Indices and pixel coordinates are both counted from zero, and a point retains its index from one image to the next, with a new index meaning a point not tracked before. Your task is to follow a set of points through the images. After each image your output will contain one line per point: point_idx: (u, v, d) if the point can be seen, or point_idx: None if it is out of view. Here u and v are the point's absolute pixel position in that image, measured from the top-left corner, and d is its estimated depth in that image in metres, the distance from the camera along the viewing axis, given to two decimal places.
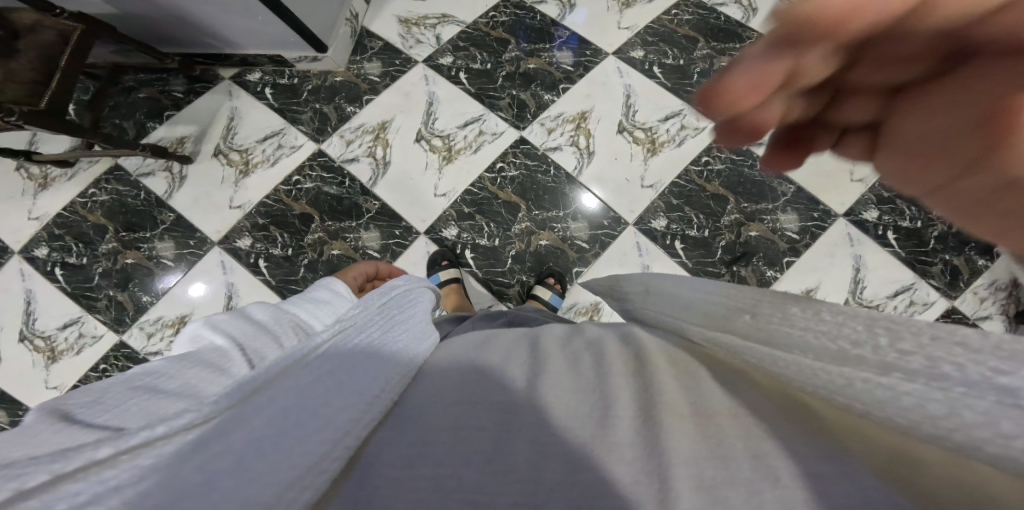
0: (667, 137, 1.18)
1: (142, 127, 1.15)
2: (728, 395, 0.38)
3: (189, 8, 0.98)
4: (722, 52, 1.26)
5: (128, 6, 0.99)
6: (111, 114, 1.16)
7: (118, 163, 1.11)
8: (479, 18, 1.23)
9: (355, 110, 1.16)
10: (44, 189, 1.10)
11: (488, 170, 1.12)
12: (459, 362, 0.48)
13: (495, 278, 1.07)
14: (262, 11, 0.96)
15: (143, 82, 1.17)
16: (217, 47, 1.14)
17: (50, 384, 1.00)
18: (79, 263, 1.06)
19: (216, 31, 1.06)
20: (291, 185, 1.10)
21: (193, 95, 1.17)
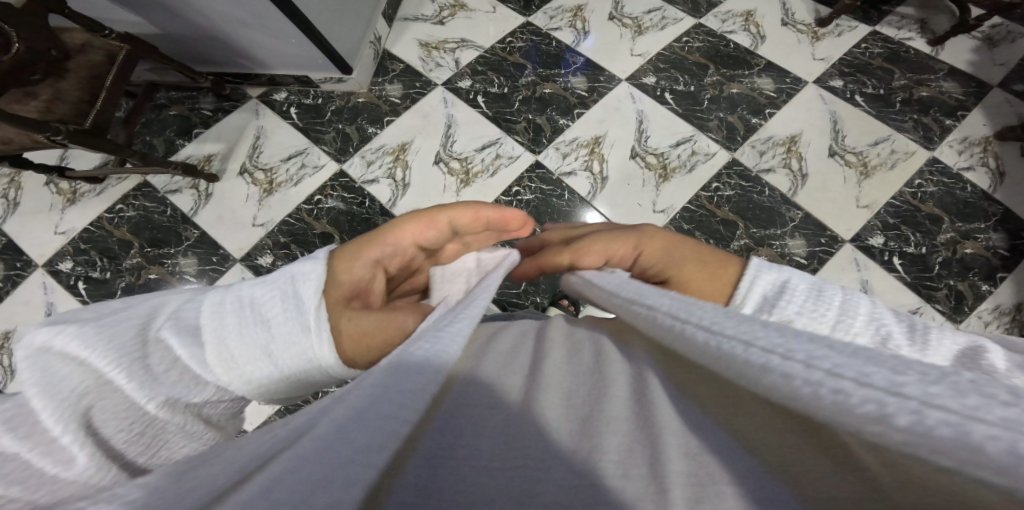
0: (678, 162, 1.21)
1: (170, 144, 1.19)
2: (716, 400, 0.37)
3: (228, 30, 1.01)
4: (731, 79, 1.29)
5: (168, 27, 1.02)
6: (142, 131, 1.21)
7: (147, 180, 1.15)
8: (497, 43, 1.27)
9: (376, 131, 1.19)
10: (72, 204, 1.14)
11: (505, 194, 1.15)
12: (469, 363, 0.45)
13: (509, 300, 1.10)
14: (296, 34, 1.00)
15: (174, 101, 1.22)
16: (247, 68, 1.18)
17: None
18: (103, 277, 1.08)
19: (249, 53, 1.10)
20: (313, 203, 1.13)
21: (221, 114, 1.21)
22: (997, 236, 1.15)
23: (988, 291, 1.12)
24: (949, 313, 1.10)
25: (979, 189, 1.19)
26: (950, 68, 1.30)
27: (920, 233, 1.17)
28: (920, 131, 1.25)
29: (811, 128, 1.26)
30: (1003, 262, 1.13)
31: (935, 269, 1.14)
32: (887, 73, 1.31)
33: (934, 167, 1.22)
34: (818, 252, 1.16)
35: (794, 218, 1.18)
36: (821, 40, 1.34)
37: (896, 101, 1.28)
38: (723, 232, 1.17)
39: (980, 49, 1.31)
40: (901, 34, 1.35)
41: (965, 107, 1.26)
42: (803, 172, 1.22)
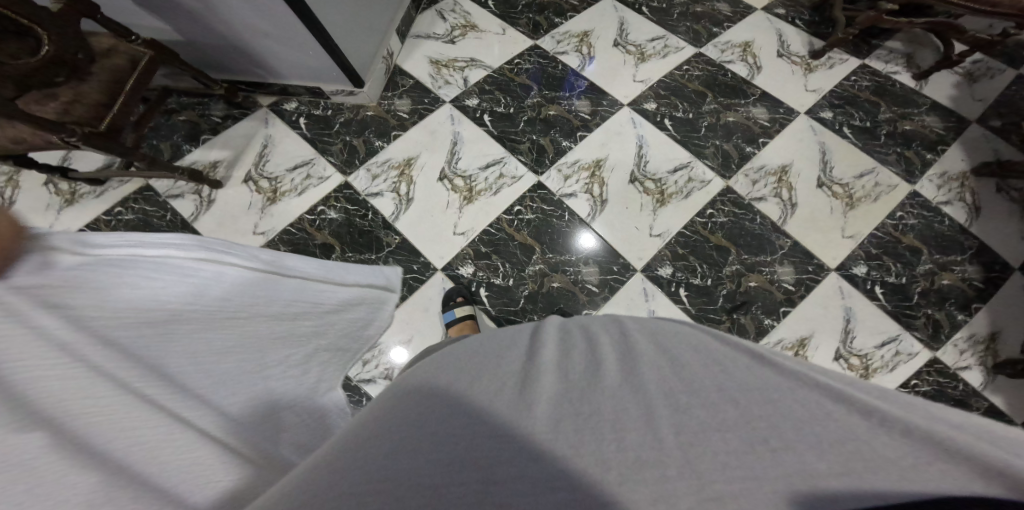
0: (675, 188, 1.24)
1: (177, 149, 1.21)
2: (688, 411, 0.49)
3: (250, 41, 1.02)
4: (728, 108, 1.33)
5: (190, 34, 1.03)
6: (151, 134, 1.22)
7: (150, 185, 1.17)
8: (505, 63, 1.30)
9: (383, 144, 1.22)
10: (69, 205, 1.16)
11: (506, 212, 1.18)
12: (483, 373, 0.56)
13: (507, 316, 1.12)
14: (315, 47, 1.01)
15: (185, 107, 1.25)
16: (261, 77, 1.19)
17: None
18: None
19: (266, 62, 1.10)
20: (315, 214, 1.16)
21: (231, 121, 1.24)
22: (973, 268, 1.21)
23: (963, 320, 1.17)
24: (927, 340, 1.16)
25: (957, 223, 1.25)
26: (933, 102, 1.36)
27: (901, 263, 1.22)
28: (902, 164, 1.30)
29: (802, 159, 1.30)
30: (978, 293, 1.19)
31: (914, 298, 1.20)
32: (874, 106, 1.36)
33: (915, 200, 1.27)
34: (804, 279, 1.21)
35: (783, 246, 1.23)
36: (813, 72, 1.39)
37: (882, 134, 1.33)
38: (716, 257, 1.21)
39: (960, 84, 1.37)
40: (888, 68, 1.40)
41: (944, 141, 1.32)
42: (793, 202, 1.26)
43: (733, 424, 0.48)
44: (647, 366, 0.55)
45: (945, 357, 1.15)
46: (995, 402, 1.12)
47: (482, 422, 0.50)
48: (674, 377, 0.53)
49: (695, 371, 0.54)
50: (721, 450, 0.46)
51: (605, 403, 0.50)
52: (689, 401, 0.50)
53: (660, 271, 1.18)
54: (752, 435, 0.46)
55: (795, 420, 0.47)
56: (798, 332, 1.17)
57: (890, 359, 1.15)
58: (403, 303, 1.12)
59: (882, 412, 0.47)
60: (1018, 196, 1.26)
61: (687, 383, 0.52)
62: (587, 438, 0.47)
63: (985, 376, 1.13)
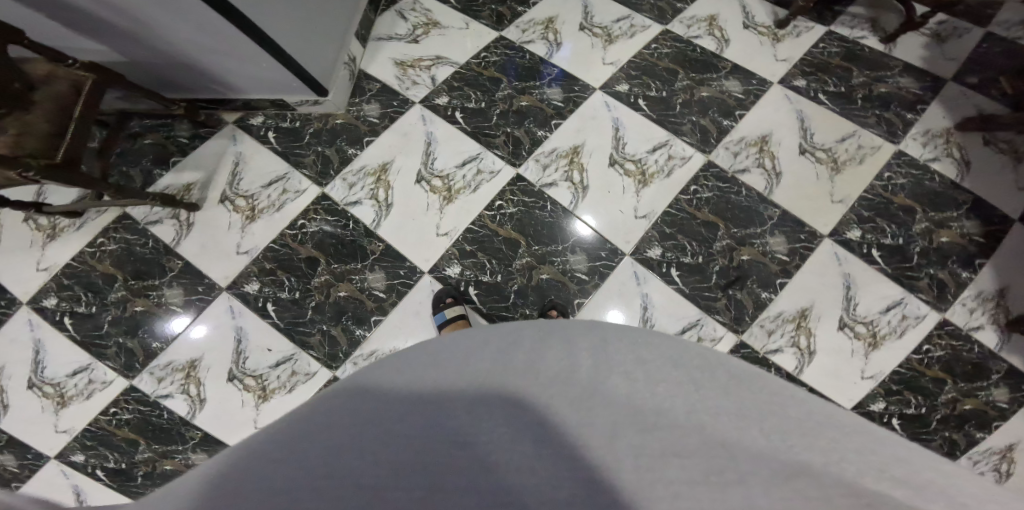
0: (656, 167, 1.22)
1: (148, 174, 1.20)
2: (650, 428, 0.46)
3: (197, 56, 1.00)
4: (701, 83, 1.30)
5: (134, 53, 1.00)
6: (118, 161, 1.21)
7: (127, 212, 1.19)
8: (471, 59, 1.28)
9: (356, 152, 1.21)
10: (52, 239, 1.18)
11: (488, 208, 1.17)
12: (444, 376, 0.52)
13: (499, 314, 1.13)
14: (264, 56, 0.98)
15: (148, 129, 1.23)
16: (220, 93, 1.18)
17: (61, 428, 1.10)
18: (89, 311, 1.15)
19: (219, 76, 1.09)
20: (296, 228, 1.17)
21: (198, 140, 1.22)
22: (971, 224, 1.20)
23: (968, 278, 1.17)
24: (932, 302, 1.17)
25: (947, 179, 1.23)
26: (904, 64, 1.33)
27: (896, 225, 1.21)
28: (883, 126, 1.29)
29: (782, 129, 1.28)
30: (979, 249, 1.19)
31: (914, 259, 1.19)
32: (846, 71, 1.33)
33: (901, 159, 1.25)
34: (798, 248, 1.20)
35: (771, 216, 1.21)
36: (781, 42, 1.36)
37: (858, 98, 1.31)
38: (705, 234, 1.19)
39: (929, 45, 1.34)
40: (855, 33, 1.37)
41: (923, 101, 1.30)
42: (777, 171, 1.25)
43: (696, 446, 0.45)
44: (627, 364, 0.51)
45: (956, 318, 1.16)
46: (1015, 362, 1.14)
47: (438, 429, 0.48)
48: (648, 384, 0.50)
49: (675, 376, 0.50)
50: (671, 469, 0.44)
51: (570, 415, 0.48)
52: (657, 414, 0.47)
53: (650, 254, 1.17)
54: (712, 452, 0.45)
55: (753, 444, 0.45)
56: (798, 304, 1.17)
57: (897, 324, 1.16)
58: (394, 310, 1.13)
59: (847, 468, 0.43)
60: (1006, 147, 1.24)
61: (658, 383, 0.50)
62: (541, 463, 0.47)
63: (999, 336, 1.15)
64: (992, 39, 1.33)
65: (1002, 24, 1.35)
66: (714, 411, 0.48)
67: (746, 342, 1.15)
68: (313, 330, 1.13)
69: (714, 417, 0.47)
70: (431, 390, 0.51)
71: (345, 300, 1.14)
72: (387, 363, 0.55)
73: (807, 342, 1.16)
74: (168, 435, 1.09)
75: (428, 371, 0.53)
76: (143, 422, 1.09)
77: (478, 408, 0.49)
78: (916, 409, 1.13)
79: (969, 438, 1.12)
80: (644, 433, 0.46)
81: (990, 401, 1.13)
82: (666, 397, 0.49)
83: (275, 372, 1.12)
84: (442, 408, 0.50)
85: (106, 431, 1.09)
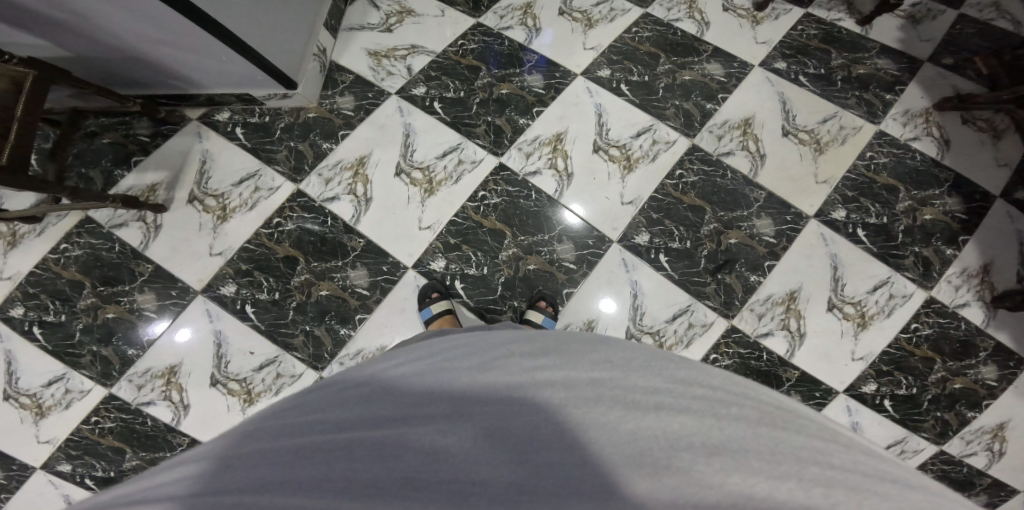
0: (641, 152, 1.21)
1: (108, 176, 1.16)
2: (656, 455, 0.45)
3: (149, 50, 0.96)
4: (683, 67, 1.29)
5: (81, 49, 0.96)
6: (76, 162, 1.16)
7: (89, 216, 1.14)
8: (448, 47, 1.25)
9: (331, 146, 1.18)
10: (13, 247, 1.13)
11: (471, 199, 1.15)
12: (437, 416, 0.50)
13: (487, 307, 1.12)
14: (222, 49, 0.95)
15: (105, 128, 1.18)
16: (181, 89, 1.14)
17: (42, 438, 1.06)
18: (58, 320, 1.10)
19: (175, 70, 1.05)
20: (272, 227, 1.14)
21: (161, 138, 1.18)
22: (953, 201, 1.20)
23: (952, 255, 1.18)
24: (918, 279, 1.17)
25: (928, 157, 1.24)
26: (881, 45, 1.33)
27: (880, 203, 1.21)
28: (863, 107, 1.28)
29: (764, 111, 1.27)
30: (962, 226, 1.19)
31: (898, 238, 1.19)
32: (825, 53, 1.32)
33: (882, 139, 1.25)
34: (785, 230, 1.19)
35: (757, 198, 1.20)
36: (760, 24, 1.34)
37: (837, 79, 1.30)
38: (692, 218, 1.18)
39: (905, 26, 1.33)
40: (832, 15, 1.35)
41: (901, 81, 1.30)
42: (761, 153, 1.24)
43: (706, 471, 0.44)
44: (627, 393, 0.51)
45: (942, 296, 1.16)
46: (1001, 339, 1.15)
47: (388, 430, 0.49)
48: (653, 411, 0.48)
49: (679, 403, 0.50)
50: (608, 463, 0.45)
51: (570, 444, 0.46)
52: (663, 441, 0.46)
53: (637, 240, 1.16)
54: (673, 448, 0.45)
55: (687, 442, 0.46)
56: (787, 285, 1.17)
57: (885, 302, 1.16)
58: (378, 307, 1.10)
59: (798, 482, 0.43)
60: (984, 125, 1.24)
61: (604, 389, 0.51)
62: (485, 454, 0.46)
63: (986, 312, 1.15)
64: (966, 20, 1.33)
65: (975, 6, 1.34)
66: (721, 436, 0.47)
67: (738, 326, 1.15)
68: (296, 331, 1.09)
69: (724, 442, 0.46)
70: (389, 403, 0.53)
71: (327, 300, 1.10)
72: (354, 384, 0.58)
73: (797, 325, 1.15)
74: (154, 442, 1.06)
75: (421, 411, 0.51)
76: (127, 430, 1.06)
77: (430, 413, 0.51)
78: (907, 389, 1.14)
79: (960, 417, 1.13)
80: (649, 460, 0.44)
81: (978, 379, 1.13)
82: (672, 424, 0.47)
83: (259, 375, 1.09)
84: (396, 414, 0.51)
85: (90, 440, 1.05)
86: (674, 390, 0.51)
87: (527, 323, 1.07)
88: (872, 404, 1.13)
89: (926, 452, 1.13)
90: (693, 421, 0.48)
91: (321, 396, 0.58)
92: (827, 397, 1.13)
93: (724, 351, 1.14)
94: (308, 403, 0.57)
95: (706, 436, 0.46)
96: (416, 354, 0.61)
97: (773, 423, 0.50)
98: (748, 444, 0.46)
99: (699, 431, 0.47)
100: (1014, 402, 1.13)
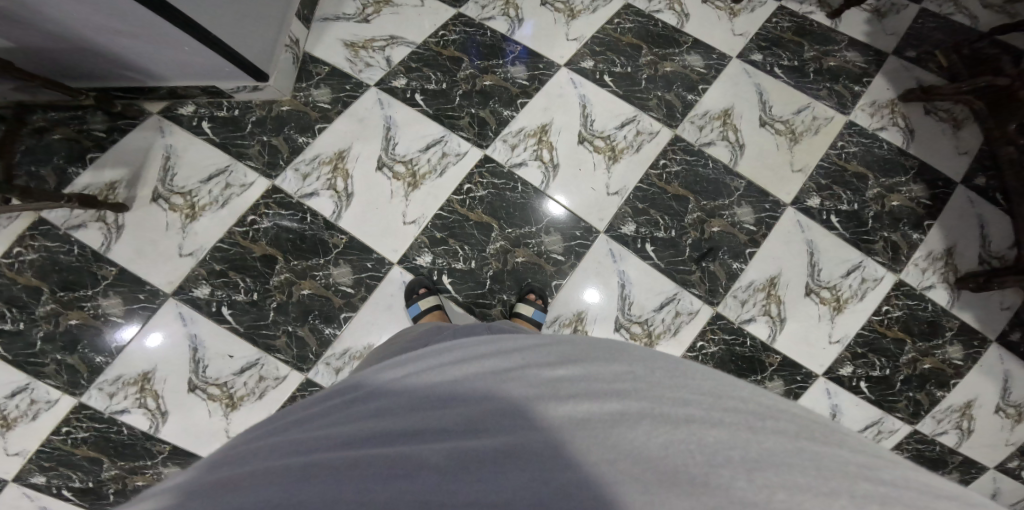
0: (625, 143, 1.21)
1: (62, 174, 1.10)
2: (692, 461, 0.45)
3: (103, 41, 0.91)
4: (664, 58, 1.29)
5: (28, 40, 0.91)
6: (24, 160, 1.09)
7: (43, 217, 1.07)
8: (428, 38, 1.23)
9: (308, 140, 1.14)
10: None
11: (456, 192, 1.13)
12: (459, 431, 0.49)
13: (476, 301, 1.10)
14: (189, 41, 0.91)
15: (56, 123, 1.11)
16: (140, 81, 1.08)
17: (9, 451, 1.00)
18: (16, 329, 1.03)
19: (135, 63, 1.00)
20: (247, 225, 1.09)
21: (118, 133, 1.12)
22: (919, 188, 1.25)
23: (919, 239, 1.22)
24: (889, 264, 1.21)
25: (895, 146, 1.28)
26: (850, 38, 1.36)
27: (852, 190, 1.24)
28: (834, 98, 1.31)
29: (742, 102, 1.29)
30: (927, 211, 1.23)
31: (870, 224, 1.23)
32: (798, 45, 1.35)
33: (853, 128, 1.29)
34: (764, 217, 1.21)
35: (737, 187, 1.22)
36: (737, 16, 1.36)
37: (810, 71, 1.33)
38: (676, 207, 1.19)
39: (872, 20, 1.37)
40: (803, 9, 1.38)
41: (868, 73, 1.33)
42: (740, 142, 1.26)
43: (746, 479, 0.44)
44: (651, 403, 0.50)
45: (910, 279, 1.21)
46: (965, 319, 1.19)
47: (411, 446, 0.48)
48: (678, 419, 0.48)
49: (706, 413, 0.50)
50: (597, 470, 0.45)
51: (601, 455, 0.46)
52: (694, 450, 0.46)
53: (624, 230, 1.16)
54: (707, 458, 0.45)
55: (677, 449, 0.46)
56: (767, 272, 1.19)
57: (859, 286, 1.20)
58: (364, 305, 1.08)
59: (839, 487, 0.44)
60: (945, 115, 1.29)
61: (598, 397, 0.51)
62: (507, 467, 0.46)
63: (950, 294, 1.20)
64: (927, 15, 1.37)
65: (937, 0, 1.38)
66: (753, 446, 0.47)
67: (722, 313, 1.16)
68: (278, 332, 1.06)
69: (759, 449, 0.46)
70: (382, 415, 0.53)
71: (310, 299, 1.07)
72: (351, 397, 0.58)
73: (778, 311, 1.18)
74: (133, 451, 1.01)
75: (442, 427, 0.50)
76: (102, 440, 1.01)
77: (446, 427, 0.50)
78: (881, 370, 1.17)
79: (931, 397, 1.17)
80: (681, 467, 0.44)
81: (945, 358, 1.18)
82: (701, 432, 0.47)
83: (240, 378, 1.05)
84: (418, 431, 0.50)
85: (63, 451, 1.00)
86: (698, 400, 0.51)
87: (517, 316, 1.06)
88: (849, 386, 1.17)
89: (901, 432, 1.17)
90: (722, 431, 0.48)
91: (321, 410, 0.57)
92: (808, 381, 1.16)
93: (710, 338, 1.15)
94: (305, 418, 0.57)
95: (741, 445, 0.46)
96: (415, 363, 0.61)
97: (802, 433, 0.50)
98: (741, 452, 0.46)
99: (690, 438, 0.46)
100: (979, 380, 1.18)
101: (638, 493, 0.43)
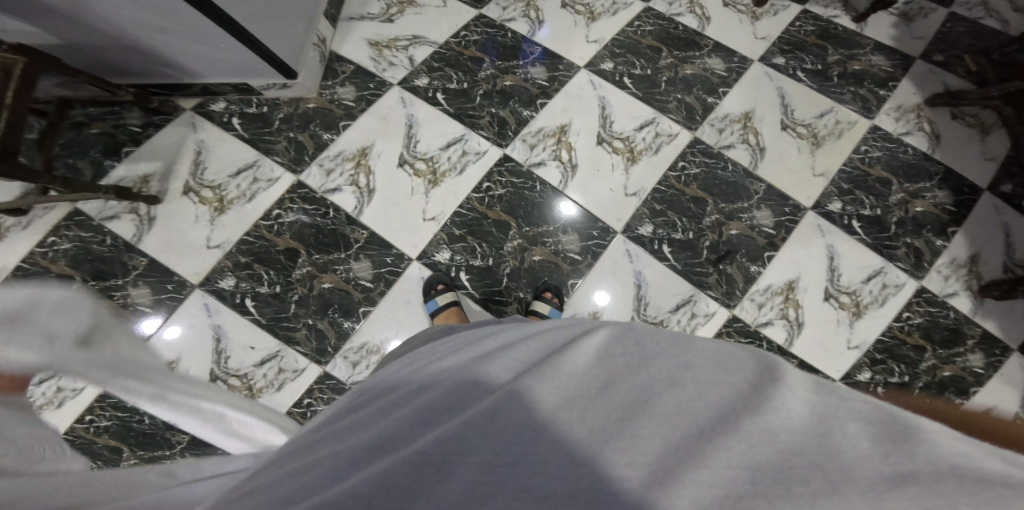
0: (644, 144, 1.21)
1: (98, 166, 1.14)
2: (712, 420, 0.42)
3: (144, 38, 0.95)
4: (685, 61, 1.29)
5: (73, 36, 0.95)
6: (63, 153, 1.14)
7: (78, 208, 1.12)
8: (451, 38, 1.25)
9: (332, 137, 1.17)
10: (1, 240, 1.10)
11: (475, 190, 1.15)
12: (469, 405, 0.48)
13: (492, 298, 1.11)
14: (227, 39, 0.94)
15: (94, 118, 1.16)
16: (175, 77, 1.12)
17: None
18: None
19: (170, 59, 1.03)
20: (272, 219, 1.12)
21: (151, 129, 1.16)
22: (943, 193, 1.23)
23: (943, 246, 1.20)
24: (911, 270, 1.19)
25: (919, 151, 1.26)
26: (875, 42, 1.35)
27: (874, 195, 1.23)
28: (858, 102, 1.30)
29: (763, 105, 1.28)
30: (951, 217, 1.21)
31: (892, 229, 1.21)
32: (822, 49, 1.34)
33: (877, 133, 1.27)
34: (784, 221, 1.20)
35: (757, 191, 1.22)
36: (760, 20, 1.35)
37: (834, 75, 1.32)
38: (694, 209, 1.19)
39: (899, 24, 1.36)
40: (828, 12, 1.37)
41: (894, 77, 1.32)
42: (760, 146, 1.25)
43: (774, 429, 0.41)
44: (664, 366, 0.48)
45: (932, 286, 1.19)
46: (988, 327, 1.17)
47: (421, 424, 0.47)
48: (695, 381, 0.46)
49: (725, 372, 0.47)
50: (614, 435, 0.43)
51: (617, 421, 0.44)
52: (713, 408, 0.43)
53: (641, 231, 1.17)
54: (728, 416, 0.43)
55: (658, 422, 0.43)
56: (785, 276, 1.18)
57: (879, 292, 1.18)
58: (382, 299, 1.10)
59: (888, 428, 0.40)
60: (973, 121, 1.27)
61: (578, 374, 0.49)
62: (519, 434, 0.44)
63: (973, 301, 1.18)
64: (956, 19, 1.35)
65: (966, 5, 1.36)
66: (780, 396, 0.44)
67: (738, 315, 1.16)
68: (299, 325, 1.08)
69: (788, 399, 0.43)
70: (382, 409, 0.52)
71: (330, 292, 1.09)
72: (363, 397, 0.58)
73: (795, 315, 1.17)
74: (153, 440, 1.04)
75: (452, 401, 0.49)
76: (123, 429, 1.04)
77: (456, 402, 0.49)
78: (900, 377, 1.15)
79: (951, 405, 1.15)
80: (703, 426, 0.42)
81: (966, 367, 1.16)
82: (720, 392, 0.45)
83: (259, 371, 1.07)
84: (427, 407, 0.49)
85: (86, 440, 1.04)
86: (717, 359, 0.49)
87: (533, 314, 1.07)
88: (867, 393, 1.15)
89: None
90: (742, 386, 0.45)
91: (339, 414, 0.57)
92: None
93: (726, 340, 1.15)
94: (312, 427, 0.58)
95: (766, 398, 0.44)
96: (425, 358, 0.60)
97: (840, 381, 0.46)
98: (732, 417, 0.42)
99: (674, 409, 0.44)
100: (1001, 389, 1.15)
101: (645, 464, 0.41)
